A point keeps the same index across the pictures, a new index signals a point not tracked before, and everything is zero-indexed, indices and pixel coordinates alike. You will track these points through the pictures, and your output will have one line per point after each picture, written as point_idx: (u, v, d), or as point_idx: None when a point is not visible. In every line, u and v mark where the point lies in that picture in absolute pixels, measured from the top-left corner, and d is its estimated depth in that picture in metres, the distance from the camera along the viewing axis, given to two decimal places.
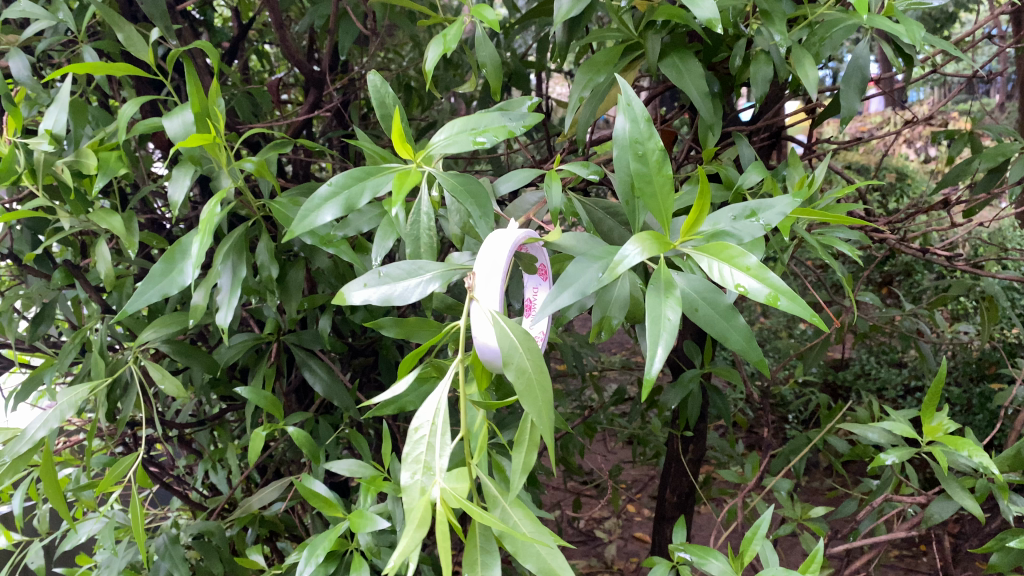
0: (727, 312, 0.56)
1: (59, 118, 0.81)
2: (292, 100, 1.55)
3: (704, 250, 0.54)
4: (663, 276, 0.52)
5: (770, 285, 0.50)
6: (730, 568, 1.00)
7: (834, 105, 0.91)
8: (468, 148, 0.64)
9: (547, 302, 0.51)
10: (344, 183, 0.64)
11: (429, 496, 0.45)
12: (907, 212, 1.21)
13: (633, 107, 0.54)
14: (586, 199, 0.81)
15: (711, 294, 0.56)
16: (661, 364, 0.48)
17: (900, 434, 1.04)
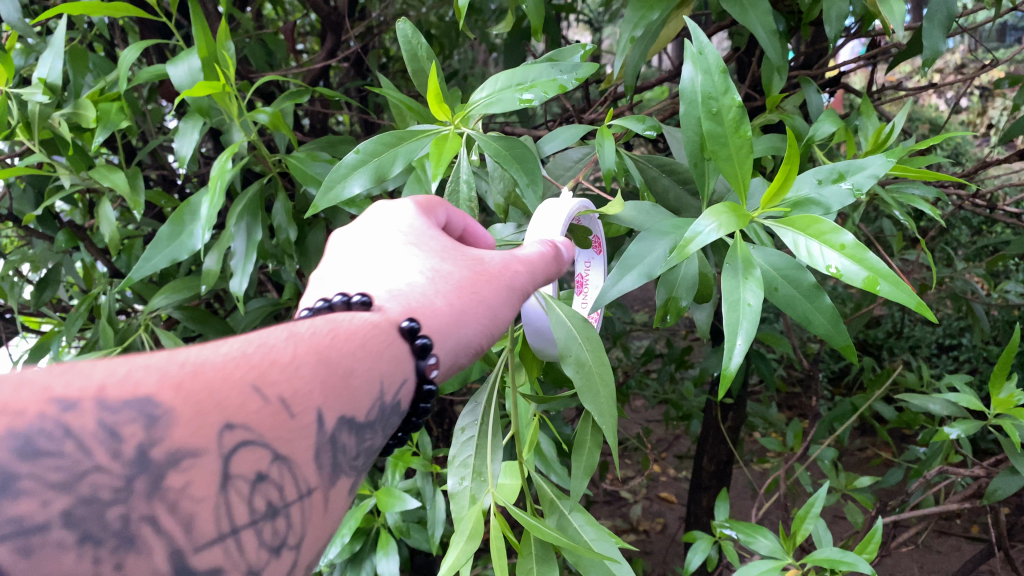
0: (810, 292, 0.49)
1: (54, 65, 0.74)
2: (306, 49, 1.47)
3: (789, 223, 0.48)
4: (740, 255, 0.46)
5: (868, 267, 0.43)
6: (781, 548, 0.94)
7: (914, 45, 0.83)
8: (513, 106, 0.56)
9: (609, 287, 0.48)
10: (373, 151, 0.58)
11: (480, 503, 0.54)
12: (974, 165, 1.11)
13: (705, 55, 0.46)
14: (637, 155, 0.73)
15: (790, 271, 0.49)
16: (742, 358, 0.42)
17: (966, 406, 0.97)
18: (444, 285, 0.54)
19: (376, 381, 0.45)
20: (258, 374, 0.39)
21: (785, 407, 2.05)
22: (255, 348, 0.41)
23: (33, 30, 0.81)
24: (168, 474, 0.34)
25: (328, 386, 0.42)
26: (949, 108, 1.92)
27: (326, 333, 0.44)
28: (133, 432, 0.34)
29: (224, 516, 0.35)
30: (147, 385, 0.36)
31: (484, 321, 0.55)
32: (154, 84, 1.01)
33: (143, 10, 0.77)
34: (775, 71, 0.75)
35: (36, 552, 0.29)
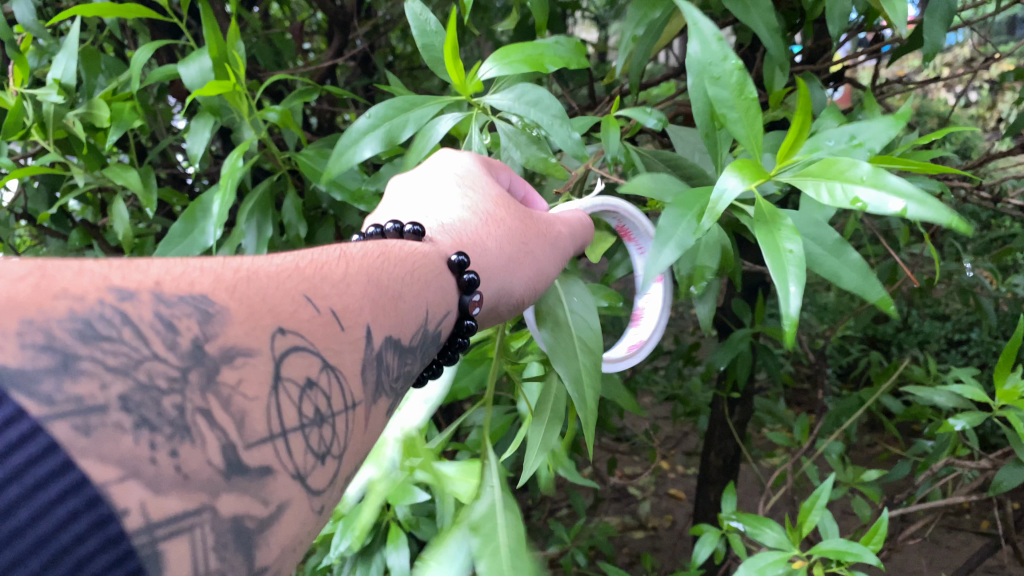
0: (836, 248, 0.52)
1: (69, 66, 0.75)
2: (315, 49, 1.48)
3: (807, 176, 0.50)
4: (768, 213, 0.49)
5: (892, 190, 0.44)
6: (788, 539, 0.95)
7: (918, 38, 0.84)
8: (521, 75, 0.62)
9: (651, 264, 0.48)
10: (385, 116, 0.66)
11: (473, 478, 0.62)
12: (979, 159, 1.12)
13: (701, 26, 0.47)
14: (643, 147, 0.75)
15: (815, 231, 0.52)
16: (799, 303, 0.44)
17: (971, 398, 0.97)
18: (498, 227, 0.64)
19: (421, 310, 0.53)
20: (311, 288, 0.44)
21: (793, 403, 2.05)
22: (309, 264, 0.46)
23: (47, 32, 0.83)
24: (224, 369, 0.36)
25: (381, 307, 0.48)
26: (956, 103, 1.92)
27: (379, 262, 0.52)
28: (189, 324, 0.36)
29: (276, 416, 0.37)
30: (204, 285, 0.39)
31: (531, 274, 0.63)
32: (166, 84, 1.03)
33: (155, 11, 0.79)
34: (777, 67, 0.75)
35: (96, 431, 0.30)
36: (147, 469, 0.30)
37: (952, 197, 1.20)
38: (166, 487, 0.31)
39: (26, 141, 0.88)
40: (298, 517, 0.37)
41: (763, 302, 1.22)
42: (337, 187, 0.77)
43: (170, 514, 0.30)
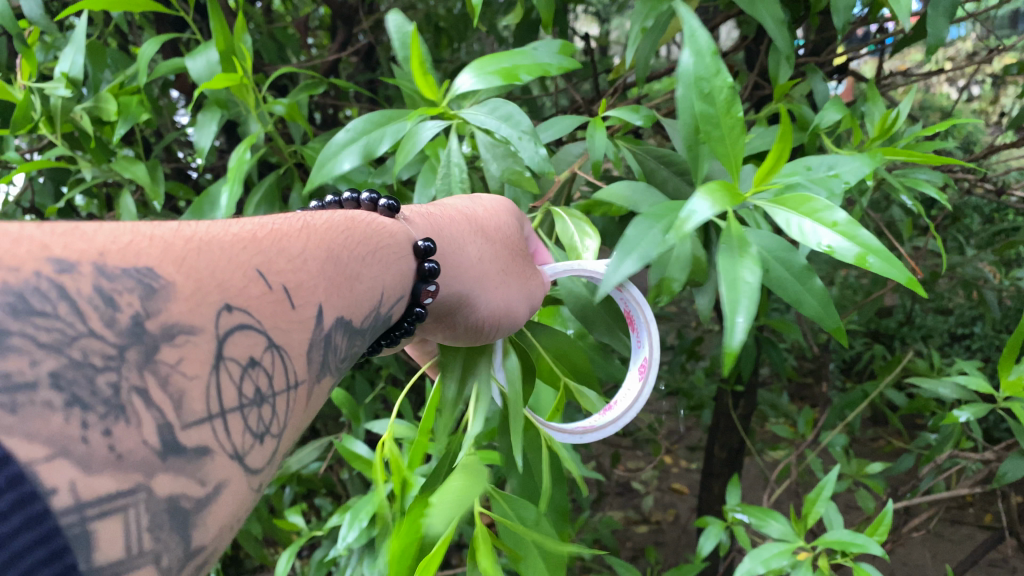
0: (801, 274, 0.52)
1: (76, 60, 0.75)
2: (318, 43, 1.48)
3: (782, 203, 0.50)
4: (736, 234, 0.48)
5: (859, 243, 0.45)
6: (793, 531, 0.95)
7: (923, 29, 0.84)
8: (498, 86, 0.61)
9: (610, 272, 0.48)
10: (364, 130, 0.67)
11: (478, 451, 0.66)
12: (983, 151, 1.11)
13: (698, 38, 0.48)
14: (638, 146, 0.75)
15: (783, 252, 0.53)
16: (743, 336, 0.44)
17: (976, 390, 0.97)
18: (494, 241, 0.67)
19: (378, 290, 0.53)
20: (266, 262, 0.45)
21: (796, 397, 2.05)
22: (268, 233, 0.47)
23: (53, 26, 0.84)
24: (164, 346, 0.36)
25: (337, 284, 0.49)
26: (960, 96, 1.92)
27: (340, 236, 0.52)
28: (130, 301, 0.36)
29: (216, 396, 0.37)
30: (149, 257, 0.38)
31: (502, 301, 0.65)
32: (171, 78, 1.03)
33: (161, 5, 0.80)
34: (783, 60, 0.75)
35: (22, 409, 0.30)
36: (78, 448, 0.31)
37: (956, 190, 1.20)
38: (98, 466, 0.31)
39: (33, 136, 0.88)
40: (235, 496, 0.37)
41: (767, 295, 1.22)
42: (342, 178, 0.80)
43: (103, 495, 0.31)
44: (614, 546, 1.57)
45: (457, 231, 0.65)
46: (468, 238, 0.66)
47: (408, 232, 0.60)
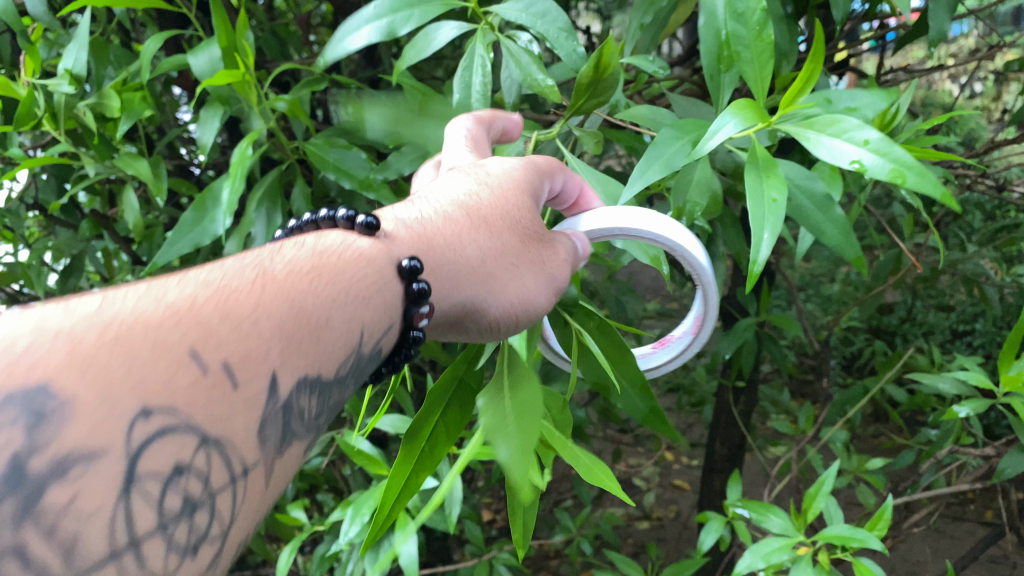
0: (823, 204, 0.56)
1: (79, 57, 0.76)
2: (319, 40, 1.49)
3: (810, 127, 0.52)
4: (762, 157, 0.51)
5: (892, 160, 0.46)
6: (793, 526, 0.95)
7: (923, 24, 0.84)
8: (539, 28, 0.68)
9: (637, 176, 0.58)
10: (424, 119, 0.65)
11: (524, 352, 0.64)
12: (984, 147, 1.12)
13: None
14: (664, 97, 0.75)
15: (806, 184, 0.57)
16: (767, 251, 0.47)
17: (976, 385, 0.98)
18: (496, 235, 0.61)
19: (357, 329, 0.46)
20: (201, 337, 0.37)
21: (797, 393, 2.05)
22: (211, 294, 0.40)
23: (57, 23, 0.84)
24: (53, 487, 0.31)
25: (298, 331, 0.42)
26: (962, 93, 1.92)
27: (304, 272, 0.46)
28: (11, 437, 0.31)
29: (123, 527, 0.32)
30: (45, 367, 0.33)
31: (514, 297, 0.60)
32: (174, 75, 1.03)
33: (164, 3, 0.80)
34: (783, 56, 0.77)
35: None
36: None
37: (956, 186, 1.20)
38: None
39: (37, 132, 0.89)
40: None
41: (768, 291, 1.23)
42: (346, 175, 0.79)
43: None
44: (615, 541, 1.58)
45: (452, 236, 0.59)
46: (467, 239, 0.60)
47: (391, 253, 0.53)
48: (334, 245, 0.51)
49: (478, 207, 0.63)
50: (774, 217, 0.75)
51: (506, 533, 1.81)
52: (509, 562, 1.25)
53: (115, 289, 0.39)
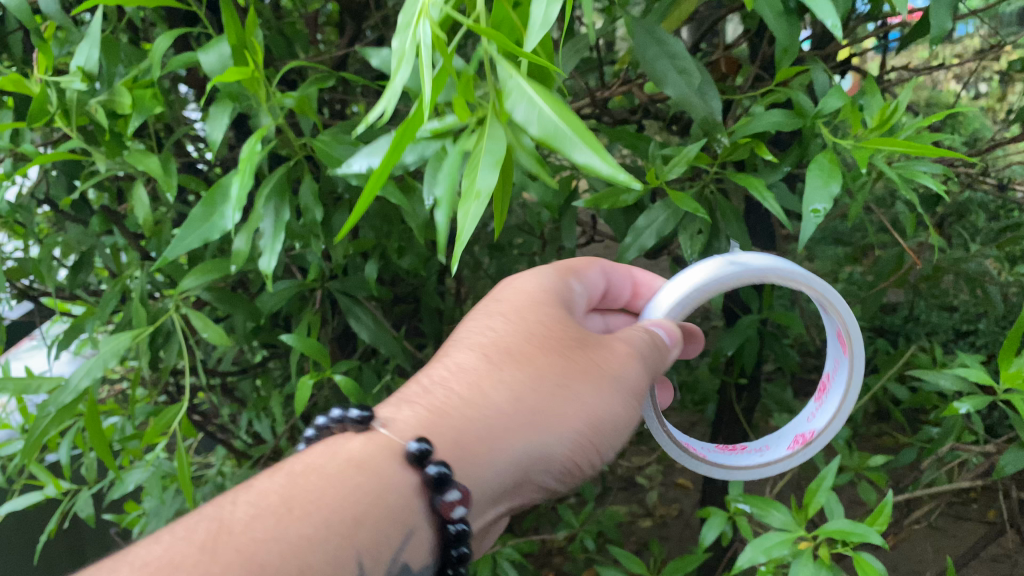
0: None
1: (91, 54, 0.77)
2: (326, 38, 1.50)
3: None
4: None
5: None
6: (794, 521, 0.96)
7: (924, 24, 0.85)
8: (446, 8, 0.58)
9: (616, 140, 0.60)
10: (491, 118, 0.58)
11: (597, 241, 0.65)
12: (985, 146, 1.12)
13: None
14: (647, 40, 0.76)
15: None
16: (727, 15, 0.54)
17: (976, 382, 0.99)
18: (539, 381, 0.74)
19: (396, 544, 0.64)
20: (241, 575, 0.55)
21: (800, 392, 2.06)
22: (249, 538, 0.57)
23: (69, 22, 0.85)
24: None
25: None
26: (966, 92, 1.93)
27: (351, 533, 0.60)
28: None
29: None
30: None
31: (560, 458, 0.74)
32: (183, 73, 1.05)
33: (173, 1, 0.81)
34: (785, 52, 0.78)
35: None
36: None
37: (957, 185, 1.21)
38: None
39: (48, 129, 0.90)
40: None
41: (771, 289, 1.24)
42: (352, 170, 0.80)
43: None
44: (617, 537, 1.59)
45: (518, 446, 0.72)
46: (540, 445, 0.73)
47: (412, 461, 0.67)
48: (367, 461, 0.66)
49: (514, 357, 0.76)
50: (773, 207, 0.76)
51: (510, 530, 1.83)
52: (512, 557, 1.26)
53: (188, 536, 0.58)
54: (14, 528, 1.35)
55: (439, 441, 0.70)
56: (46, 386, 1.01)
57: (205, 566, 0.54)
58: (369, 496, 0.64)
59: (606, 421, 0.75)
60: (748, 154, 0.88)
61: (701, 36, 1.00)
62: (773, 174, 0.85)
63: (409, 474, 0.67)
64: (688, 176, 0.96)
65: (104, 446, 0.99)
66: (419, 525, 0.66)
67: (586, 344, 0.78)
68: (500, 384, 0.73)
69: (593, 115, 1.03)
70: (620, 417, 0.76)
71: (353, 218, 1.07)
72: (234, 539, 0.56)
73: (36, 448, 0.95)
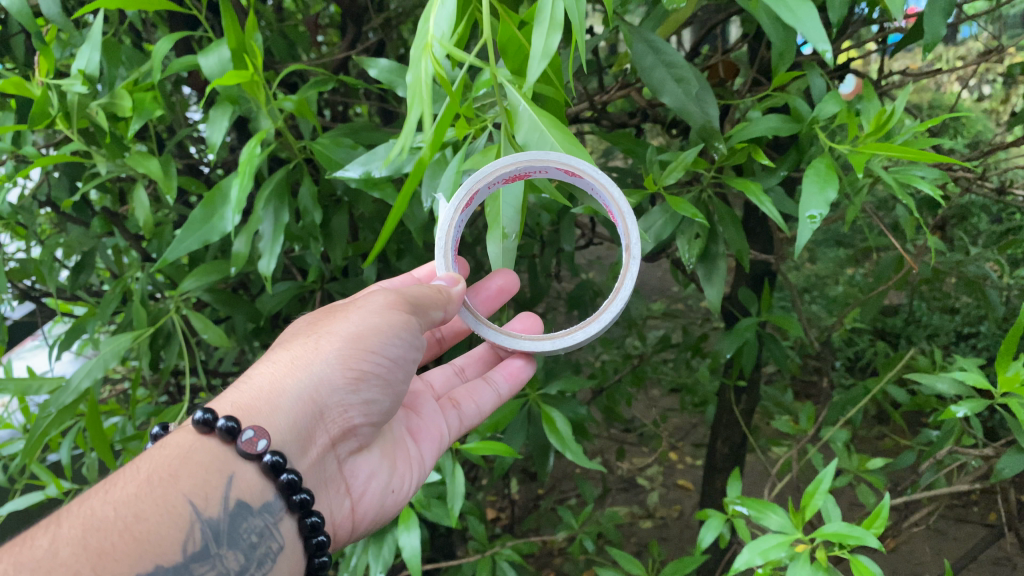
0: None
1: (92, 58, 0.77)
2: (328, 40, 1.50)
3: None
4: None
5: None
6: (791, 524, 0.96)
7: (921, 29, 0.86)
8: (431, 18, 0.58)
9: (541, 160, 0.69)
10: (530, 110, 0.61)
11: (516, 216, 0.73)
12: (985, 150, 1.12)
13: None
14: (636, 52, 0.77)
15: None
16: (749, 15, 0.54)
17: (973, 386, 0.99)
18: (284, 350, 0.79)
19: (214, 477, 0.69)
20: (80, 547, 0.59)
21: (800, 394, 2.06)
22: (78, 519, 0.61)
23: (70, 25, 0.86)
24: None
25: (178, 533, 0.63)
26: (969, 95, 1.92)
27: (171, 483, 0.66)
28: None
29: None
30: None
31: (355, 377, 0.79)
32: (184, 75, 1.05)
33: (174, 4, 0.82)
34: (782, 56, 0.79)
35: None
36: None
37: (957, 188, 1.21)
38: None
39: (49, 131, 0.91)
40: None
41: (770, 291, 1.24)
42: (350, 173, 0.80)
43: None
44: (617, 539, 1.59)
45: (295, 387, 0.77)
46: (313, 376, 0.78)
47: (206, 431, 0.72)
48: (155, 449, 0.71)
49: (286, 341, 0.82)
50: (769, 212, 0.76)
51: (510, 530, 1.83)
52: (510, 558, 1.26)
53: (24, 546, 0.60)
54: (16, 526, 1.35)
55: (228, 409, 0.74)
56: (47, 387, 1.01)
57: (52, 531, 0.60)
58: (175, 458, 0.69)
59: (382, 329, 0.80)
60: (745, 159, 0.88)
61: (699, 40, 1.01)
62: (770, 179, 0.86)
63: (205, 441, 0.71)
64: (686, 179, 0.96)
65: (104, 446, 0.99)
66: (240, 467, 0.71)
67: (333, 309, 0.86)
68: (268, 358, 0.80)
69: (591, 118, 1.03)
70: (394, 321, 0.81)
71: (352, 220, 1.07)
72: (70, 512, 0.62)
73: (37, 448, 0.96)
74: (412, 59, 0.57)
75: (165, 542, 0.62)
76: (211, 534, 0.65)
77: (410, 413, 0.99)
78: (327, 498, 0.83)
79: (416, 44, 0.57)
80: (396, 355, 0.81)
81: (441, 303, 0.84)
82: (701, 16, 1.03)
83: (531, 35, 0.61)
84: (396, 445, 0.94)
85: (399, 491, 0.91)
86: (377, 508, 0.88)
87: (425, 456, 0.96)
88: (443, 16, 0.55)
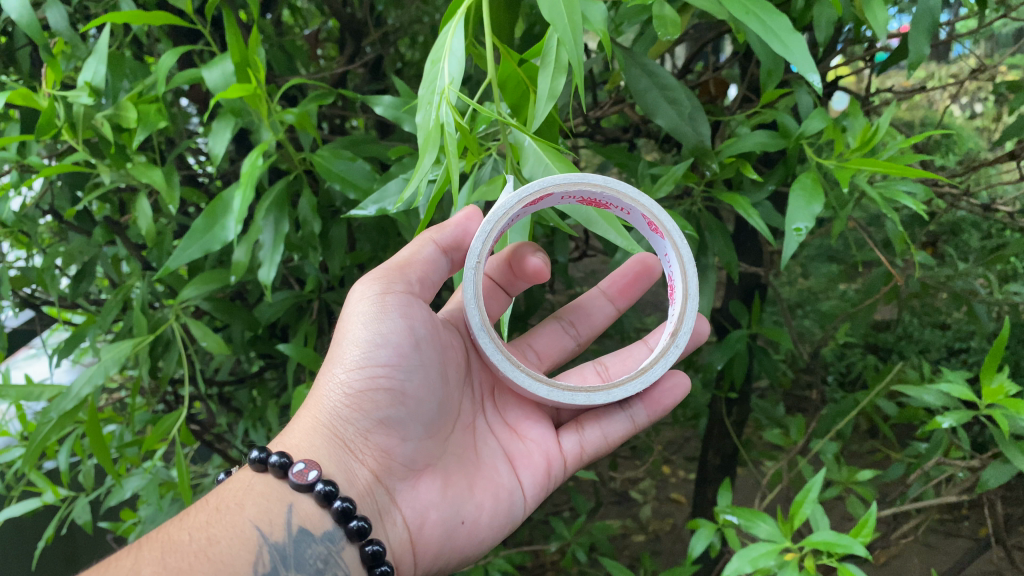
0: (787, 32, 0.58)
1: (98, 70, 0.79)
2: (326, 53, 1.52)
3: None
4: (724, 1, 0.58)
5: None
6: (780, 532, 0.97)
7: (907, 47, 0.88)
8: (430, 59, 0.60)
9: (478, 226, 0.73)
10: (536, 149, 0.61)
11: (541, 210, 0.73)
12: (970, 166, 1.14)
13: (593, 9, 0.57)
14: (629, 64, 0.79)
15: (770, 18, 0.58)
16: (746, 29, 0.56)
17: (959, 397, 1.01)
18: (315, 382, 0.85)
19: (278, 506, 0.74)
20: (165, 563, 0.65)
21: (793, 408, 2.07)
22: (156, 544, 0.68)
23: (76, 39, 0.88)
24: None
25: (249, 554, 0.69)
26: (958, 115, 1.94)
27: (238, 511, 0.73)
28: None
29: None
30: None
31: (353, 392, 0.81)
32: (185, 88, 1.07)
33: (180, 18, 0.84)
34: (770, 73, 0.81)
35: None
36: None
37: (943, 204, 1.22)
38: None
39: (54, 141, 0.93)
40: None
41: (760, 304, 1.26)
42: (348, 184, 0.82)
43: None
44: (609, 551, 1.59)
45: (314, 421, 0.81)
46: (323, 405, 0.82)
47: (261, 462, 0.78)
48: (224, 486, 0.77)
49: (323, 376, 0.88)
50: (757, 224, 0.78)
51: (503, 542, 1.83)
52: (504, 566, 1.27)
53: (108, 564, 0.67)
54: (12, 533, 1.36)
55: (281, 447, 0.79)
56: (48, 393, 1.02)
57: (135, 553, 0.67)
58: (241, 490, 0.76)
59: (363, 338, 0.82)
60: (735, 173, 0.91)
61: (692, 56, 1.03)
62: (758, 193, 0.88)
63: (264, 476, 0.76)
64: (677, 193, 0.99)
65: (104, 453, 1.00)
66: (299, 498, 0.75)
67: None
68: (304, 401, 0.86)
69: (585, 132, 1.05)
70: (371, 323, 0.82)
71: (350, 231, 1.09)
72: (154, 538, 0.69)
73: (36, 455, 0.97)
74: (424, 102, 0.58)
75: (239, 560, 0.68)
76: (278, 555, 0.70)
77: (516, 433, 0.99)
78: (381, 527, 0.82)
79: (429, 88, 0.58)
80: (388, 359, 0.82)
81: (416, 269, 0.85)
82: (691, 33, 1.05)
83: (534, 73, 0.63)
84: (476, 469, 0.93)
85: (472, 520, 0.88)
86: (437, 540, 0.85)
87: (521, 482, 0.95)
88: (454, 60, 0.57)
